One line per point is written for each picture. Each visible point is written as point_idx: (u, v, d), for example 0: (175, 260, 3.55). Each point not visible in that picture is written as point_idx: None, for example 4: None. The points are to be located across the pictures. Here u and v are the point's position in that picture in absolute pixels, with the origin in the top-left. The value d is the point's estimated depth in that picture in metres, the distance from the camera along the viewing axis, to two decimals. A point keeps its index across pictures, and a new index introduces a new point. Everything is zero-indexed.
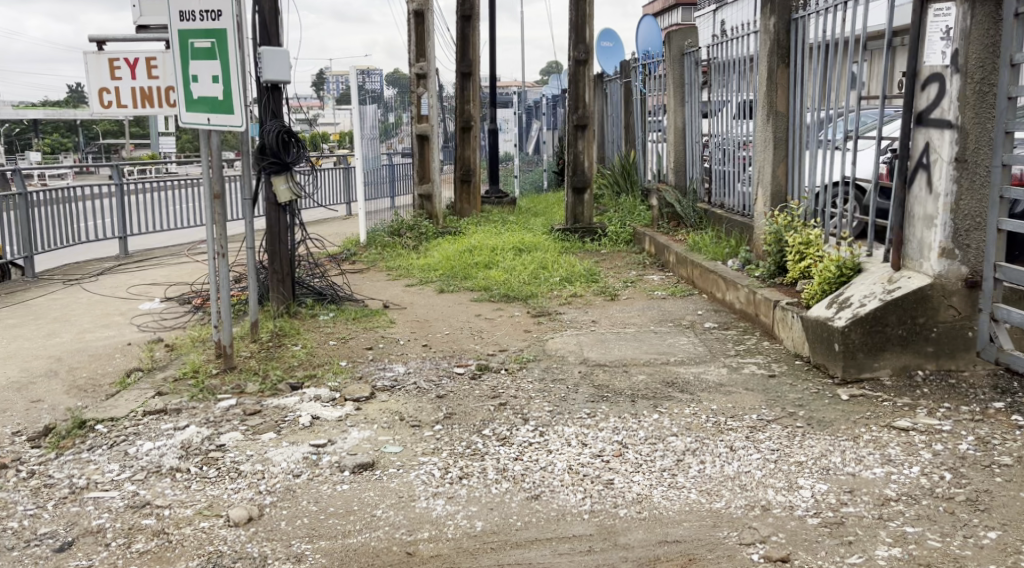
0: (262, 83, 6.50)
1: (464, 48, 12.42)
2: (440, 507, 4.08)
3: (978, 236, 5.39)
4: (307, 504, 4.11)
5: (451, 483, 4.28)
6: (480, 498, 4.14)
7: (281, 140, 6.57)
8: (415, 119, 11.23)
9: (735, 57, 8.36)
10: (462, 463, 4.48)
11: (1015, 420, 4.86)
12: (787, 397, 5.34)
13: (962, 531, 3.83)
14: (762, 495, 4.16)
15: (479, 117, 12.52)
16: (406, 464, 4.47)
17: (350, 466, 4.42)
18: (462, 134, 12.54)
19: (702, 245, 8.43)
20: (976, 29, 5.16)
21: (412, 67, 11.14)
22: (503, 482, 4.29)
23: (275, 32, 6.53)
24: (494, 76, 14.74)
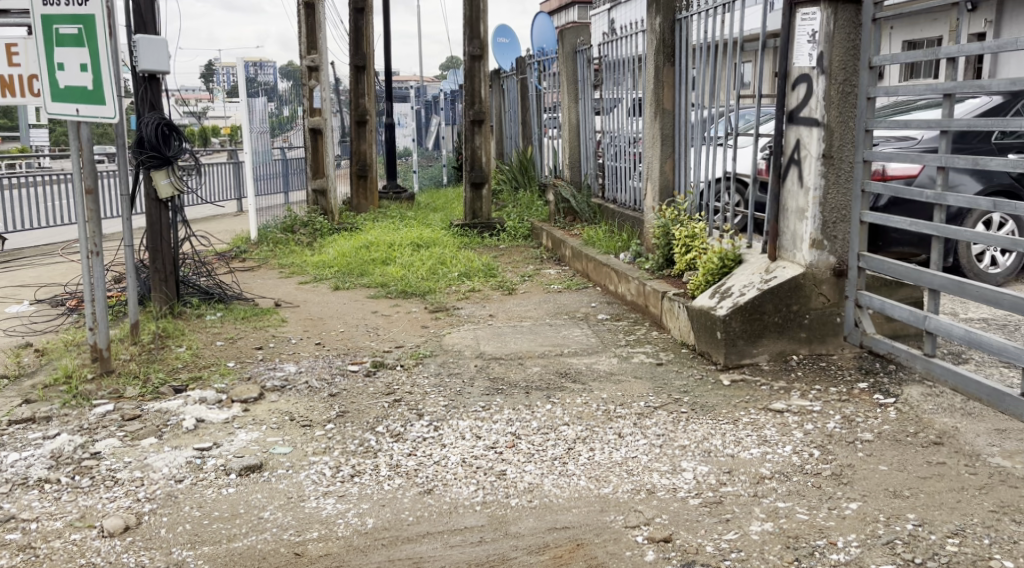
0: (140, 73, 6.37)
1: (358, 41, 12.34)
2: (330, 506, 4.12)
3: (843, 228, 5.74)
4: (190, 510, 4.09)
5: (342, 482, 4.32)
6: (372, 496, 4.20)
7: (161, 133, 6.45)
8: (309, 112, 11.16)
9: (625, 56, 8.58)
10: (353, 461, 4.53)
11: (877, 398, 5.19)
12: (673, 384, 5.57)
13: (827, 504, 4.07)
14: (648, 479, 4.35)
15: (375, 111, 12.46)
16: (295, 465, 4.48)
17: (236, 469, 4.42)
18: (358, 128, 12.48)
19: (596, 239, 8.64)
20: (838, 33, 5.47)
21: (304, 60, 11.03)
22: (395, 478, 4.35)
23: (151, 20, 6.40)
24: (389, 70, 14.66)
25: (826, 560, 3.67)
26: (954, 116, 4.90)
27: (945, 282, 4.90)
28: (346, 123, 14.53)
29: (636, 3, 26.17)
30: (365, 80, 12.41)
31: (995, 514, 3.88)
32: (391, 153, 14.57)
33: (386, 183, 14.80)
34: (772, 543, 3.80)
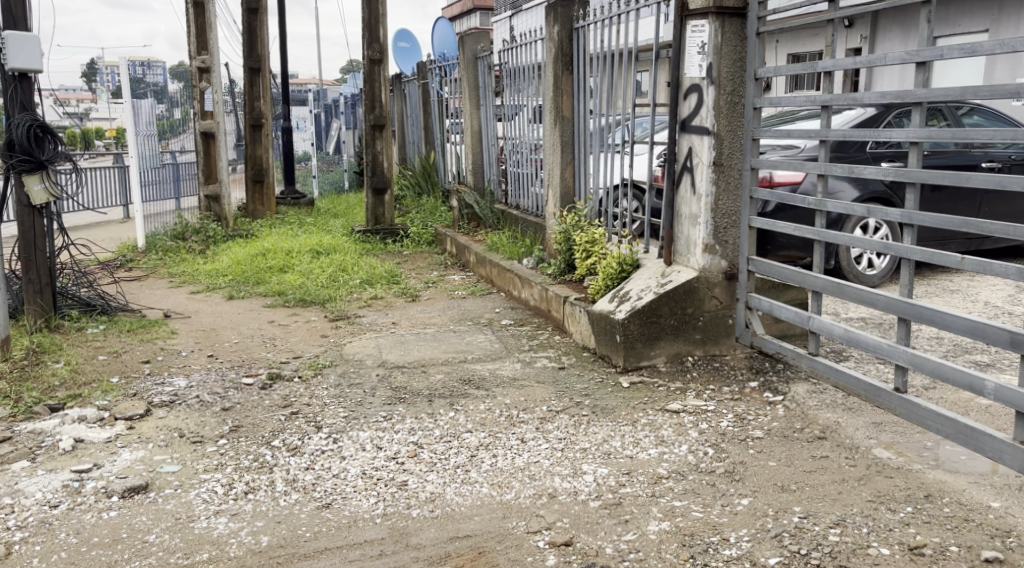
0: (8, 72, 6.13)
1: (252, 43, 12.14)
2: (222, 525, 4.03)
3: (734, 233, 5.93)
4: (66, 537, 3.95)
5: (235, 499, 4.24)
6: (268, 513, 4.13)
7: (33, 134, 6.25)
8: (200, 115, 10.85)
9: (524, 63, 8.63)
10: (248, 477, 4.45)
11: (767, 397, 5.38)
12: (574, 387, 5.65)
13: (721, 501, 4.20)
14: (550, 484, 4.39)
15: (270, 114, 12.29)
16: (184, 484, 4.37)
17: (118, 491, 4.28)
18: (252, 132, 12.25)
19: (500, 245, 8.68)
20: (726, 45, 5.66)
21: (193, 60, 10.78)
22: (292, 494, 4.29)
23: (21, 16, 6.15)
24: (285, 72, 14.42)
25: (719, 556, 3.78)
26: (833, 126, 5.13)
27: (826, 284, 5.13)
28: (241, 126, 14.24)
29: (535, 10, 26.48)
30: (260, 82, 12.23)
31: (872, 504, 4.07)
32: (290, 157, 14.33)
33: (285, 189, 14.52)
34: (668, 542, 3.89)
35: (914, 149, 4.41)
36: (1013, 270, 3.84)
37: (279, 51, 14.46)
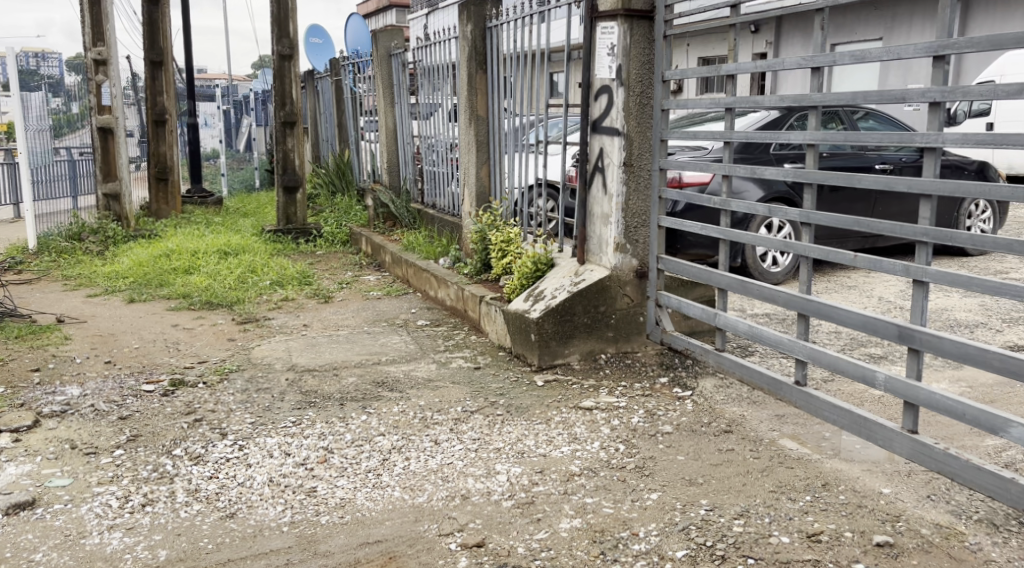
0: None
1: (153, 35, 11.70)
2: (116, 540, 3.91)
3: (644, 232, 6.02)
4: None
5: (131, 513, 4.11)
6: (167, 526, 4.02)
7: None
8: (97, 109, 10.48)
9: (437, 62, 8.55)
10: (146, 489, 4.32)
11: (676, 393, 5.48)
12: (489, 387, 5.65)
13: (631, 496, 4.25)
14: (462, 485, 4.38)
15: (174, 109, 11.96)
16: (75, 498, 4.22)
17: (3, 508, 4.11)
18: (155, 128, 11.90)
19: (416, 245, 8.62)
20: (634, 47, 5.73)
21: (89, 52, 10.40)
22: (193, 504, 4.19)
23: None
24: (190, 66, 14.04)
25: (628, 551, 3.82)
26: (735, 128, 5.26)
27: (730, 281, 5.26)
28: (141, 122, 13.81)
29: (450, 9, 26.55)
30: (162, 76, 11.89)
31: (774, 494, 4.19)
32: (196, 155, 13.96)
33: (191, 187, 14.14)
34: (579, 539, 3.91)
35: (810, 151, 4.56)
36: (901, 266, 4.00)
37: (183, 46, 14.09)
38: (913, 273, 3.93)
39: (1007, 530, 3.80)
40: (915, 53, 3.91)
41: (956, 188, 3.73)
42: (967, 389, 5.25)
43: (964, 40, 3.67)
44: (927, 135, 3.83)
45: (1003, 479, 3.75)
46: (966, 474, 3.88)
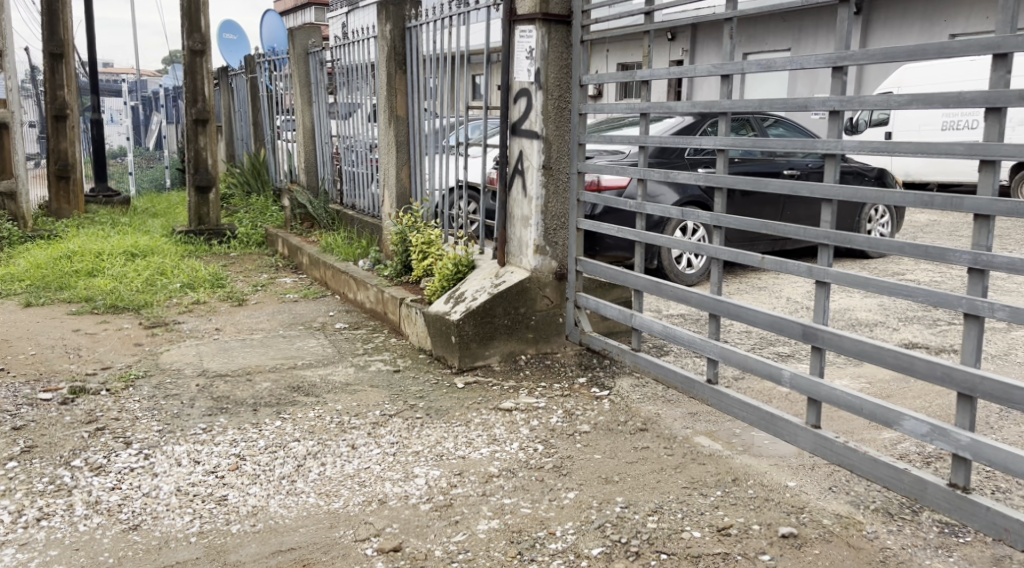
0: None
1: (53, 25, 11.32)
2: (9, 557, 3.78)
3: (563, 234, 6.08)
4: None
5: (26, 528, 3.98)
6: (65, 540, 3.90)
7: None
8: None
9: (356, 61, 8.45)
10: (42, 502, 4.18)
11: (594, 393, 5.55)
12: (409, 390, 5.62)
13: (548, 495, 4.29)
14: (380, 489, 4.35)
15: (75, 104, 11.58)
16: None
17: None
18: (55, 123, 11.51)
19: (334, 246, 8.51)
20: (552, 52, 5.79)
21: None
22: (93, 517, 4.07)
23: None
24: (93, 60, 13.58)
25: (545, 550, 3.86)
26: (650, 133, 5.36)
27: (645, 282, 5.36)
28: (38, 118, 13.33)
29: (368, 8, 26.41)
30: (63, 69, 11.44)
31: (687, 490, 4.28)
32: (101, 153, 13.53)
33: (94, 186, 13.69)
34: (497, 540, 3.94)
35: (721, 155, 4.68)
36: (803, 267, 4.14)
37: (84, 36, 13.64)
38: (815, 274, 4.07)
39: (902, 518, 3.96)
40: (816, 63, 4.05)
41: (854, 194, 3.89)
42: (866, 384, 5.46)
43: (861, 52, 3.82)
44: (828, 142, 4.00)
45: (897, 469, 3.93)
46: (864, 465, 4.07)
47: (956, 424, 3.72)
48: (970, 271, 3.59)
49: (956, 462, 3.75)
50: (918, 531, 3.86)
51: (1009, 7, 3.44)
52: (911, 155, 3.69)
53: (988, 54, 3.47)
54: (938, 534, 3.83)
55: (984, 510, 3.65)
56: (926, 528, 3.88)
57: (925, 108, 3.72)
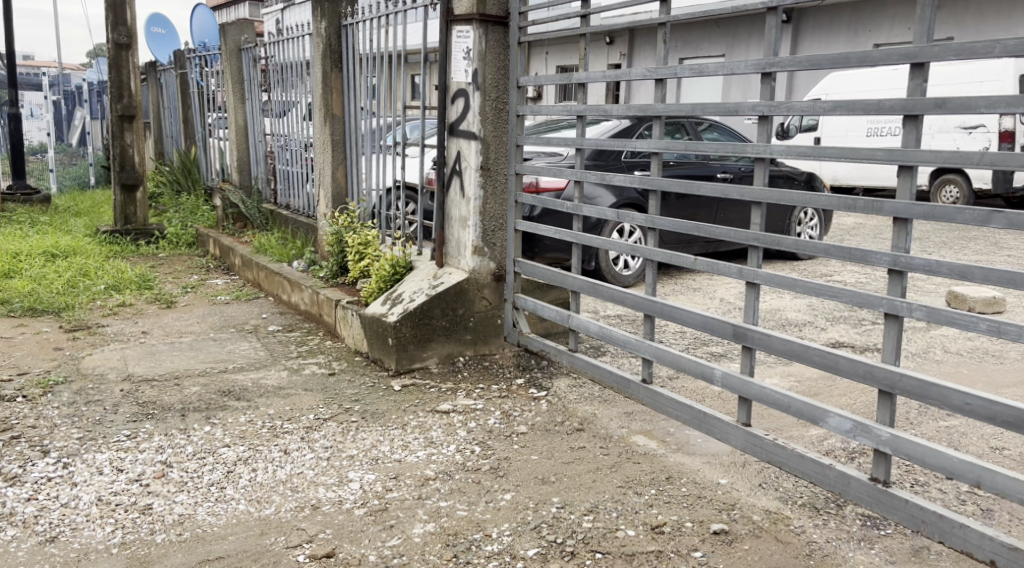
0: None
1: None
2: None
3: (501, 235, 6.07)
4: None
5: None
6: None
7: None
8: None
9: (291, 59, 8.32)
10: None
11: (532, 393, 5.54)
12: (344, 393, 5.55)
13: (485, 497, 4.26)
14: (313, 495, 4.28)
15: None
16: None
17: None
18: None
19: (268, 247, 8.37)
20: (490, 53, 5.77)
21: None
22: (8, 530, 3.93)
23: None
24: (11, 53, 13.14)
25: (481, 552, 3.83)
26: (587, 136, 5.37)
27: (582, 284, 5.37)
28: None
29: (305, 4, 26.12)
30: None
31: (622, 489, 4.30)
32: (20, 149, 13.08)
33: (12, 183, 13.23)
34: (433, 543, 3.90)
35: (655, 159, 4.72)
36: (734, 269, 4.19)
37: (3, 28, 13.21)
38: (745, 275, 4.12)
39: (827, 512, 4.04)
40: (746, 69, 4.11)
41: (782, 197, 3.95)
42: (795, 383, 5.56)
43: (789, 59, 3.89)
44: (757, 146, 4.06)
45: (822, 465, 4.01)
46: (790, 461, 4.14)
47: (877, 420, 3.81)
48: (889, 272, 3.67)
49: (877, 457, 3.84)
50: (842, 525, 3.93)
51: (926, 18, 3.53)
52: (835, 160, 3.76)
53: (906, 64, 3.56)
54: (861, 527, 3.91)
55: (901, 502, 3.73)
56: (849, 521, 3.95)
57: (849, 115, 3.80)
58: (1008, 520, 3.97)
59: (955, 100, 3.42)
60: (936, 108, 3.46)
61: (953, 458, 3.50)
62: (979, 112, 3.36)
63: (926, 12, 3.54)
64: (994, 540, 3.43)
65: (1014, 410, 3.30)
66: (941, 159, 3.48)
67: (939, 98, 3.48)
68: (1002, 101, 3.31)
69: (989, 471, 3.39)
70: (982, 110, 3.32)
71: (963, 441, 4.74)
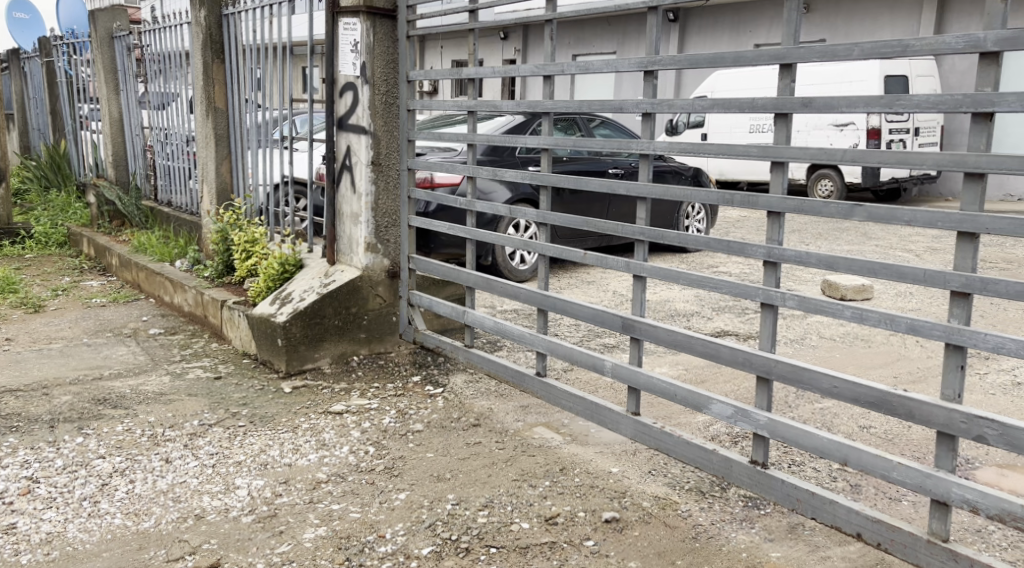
0: None
1: None
2: None
3: (395, 232, 5.96)
4: None
5: None
6: None
7: None
8: None
9: (168, 49, 7.99)
10: None
11: (428, 391, 5.47)
12: (231, 397, 5.35)
13: (379, 498, 4.17)
14: (197, 504, 4.10)
15: None
16: None
17: None
18: None
19: (147, 246, 8.02)
20: (378, 46, 5.66)
21: None
22: None
23: None
24: None
25: (374, 554, 3.74)
26: (477, 131, 5.32)
27: (476, 279, 5.33)
28: None
29: None
30: None
31: (517, 482, 4.28)
32: None
33: None
34: (324, 547, 3.78)
35: (546, 155, 4.71)
36: (622, 262, 4.22)
37: None
38: (632, 269, 4.16)
39: (712, 495, 4.11)
40: (629, 67, 4.13)
41: (666, 193, 3.99)
42: (683, 371, 5.66)
43: (669, 58, 3.92)
44: (641, 143, 4.10)
45: (706, 450, 4.08)
46: (677, 448, 4.20)
47: (756, 405, 3.90)
48: (764, 263, 3.75)
49: (756, 440, 3.92)
50: (726, 507, 4.01)
51: (793, 21, 3.60)
52: (712, 156, 3.82)
53: (775, 65, 3.64)
54: (743, 508, 4.00)
55: (779, 483, 3.82)
56: (732, 503, 4.04)
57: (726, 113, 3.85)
58: (874, 494, 4.14)
59: (819, 100, 3.50)
60: (803, 107, 3.54)
61: (822, 438, 3.61)
62: (840, 111, 3.45)
63: (793, 15, 3.61)
64: (860, 513, 3.54)
65: (876, 391, 3.44)
66: (809, 155, 3.56)
67: (806, 98, 3.57)
68: (861, 100, 3.41)
69: (854, 449, 3.52)
70: (843, 109, 3.41)
71: (836, 421, 4.91)
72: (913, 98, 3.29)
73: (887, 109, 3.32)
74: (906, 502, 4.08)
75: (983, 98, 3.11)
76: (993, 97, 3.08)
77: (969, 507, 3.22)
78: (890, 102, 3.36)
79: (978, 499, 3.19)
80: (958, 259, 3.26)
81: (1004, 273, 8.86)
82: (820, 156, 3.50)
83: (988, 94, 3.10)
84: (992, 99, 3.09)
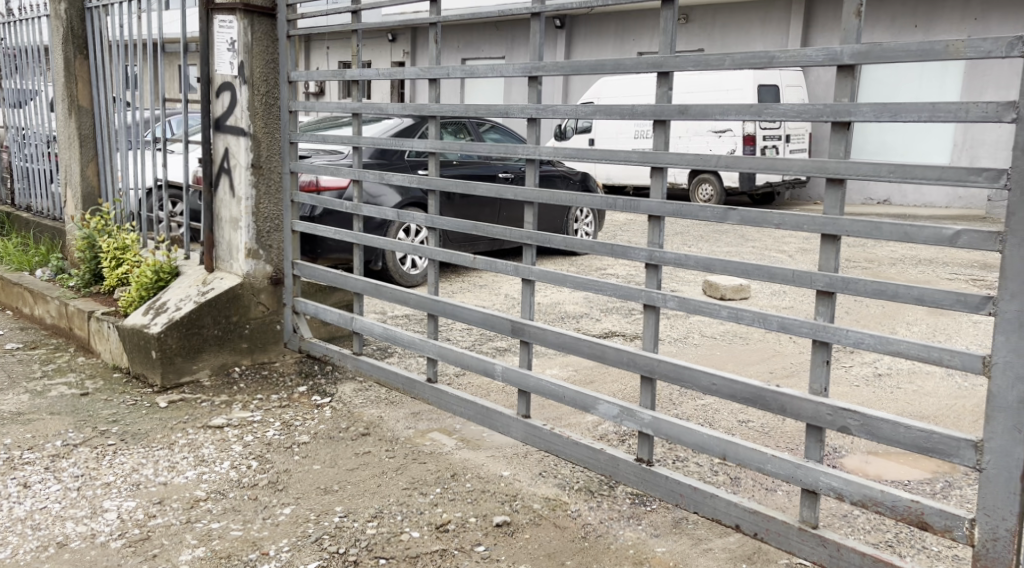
0: None
1: None
2: None
3: (278, 237, 5.75)
4: None
5: None
6: None
7: None
8: None
9: (26, 44, 7.53)
10: None
11: (314, 401, 5.28)
12: (100, 414, 5.04)
13: (261, 514, 3.99)
14: (58, 531, 3.83)
15: None
16: None
17: None
18: None
19: (4, 254, 7.50)
20: (256, 46, 5.45)
21: None
22: None
23: None
24: None
25: None
26: (362, 134, 5.17)
27: (363, 285, 5.18)
28: None
29: None
30: None
31: (406, 491, 4.16)
32: None
33: None
34: None
35: (433, 159, 4.61)
36: (511, 266, 4.16)
37: None
38: (521, 273, 4.10)
39: (601, 494, 4.10)
40: (513, 72, 4.08)
41: (553, 196, 3.96)
42: (572, 373, 5.65)
43: (553, 64, 3.89)
44: (528, 148, 4.05)
45: (594, 449, 4.06)
46: (568, 450, 4.16)
47: (641, 404, 3.90)
48: (646, 265, 3.76)
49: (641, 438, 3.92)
50: (614, 505, 4.00)
51: (670, 31, 3.62)
52: (597, 161, 3.80)
53: (654, 73, 3.64)
54: (630, 506, 4.00)
55: (664, 479, 3.83)
56: (621, 502, 4.03)
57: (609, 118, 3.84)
58: (752, 486, 4.20)
59: (695, 108, 3.52)
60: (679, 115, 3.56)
61: (702, 434, 3.64)
62: (714, 118, 3.47)
63: (670, 25, 3.63)
64: (739, 506, 3.57)
65: (751, 387, 3.48)
66: (686, 161, 3.57)
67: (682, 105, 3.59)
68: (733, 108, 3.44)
69: (733, 443, 3.54)
70: (716, 117, 3.43)
71: (717, 417, 4.99)
72: (781, 107, 3.34)
73: (757, 117, 3.36)
74: (782, 493, 4.16)
75: (841, 108, 3.18)
76: (850, 106, 3.15)
77: (836, 495, 3.29)
78: (760, 110, 3.40)
79: (844, 487, 3.26)
80: (822, 259, 3.33)
81: (866, 271, 9.28)
82: (698, 162, 3.52)
83: (846, 105, 3.17)
84: (849, 109, 3.16)
